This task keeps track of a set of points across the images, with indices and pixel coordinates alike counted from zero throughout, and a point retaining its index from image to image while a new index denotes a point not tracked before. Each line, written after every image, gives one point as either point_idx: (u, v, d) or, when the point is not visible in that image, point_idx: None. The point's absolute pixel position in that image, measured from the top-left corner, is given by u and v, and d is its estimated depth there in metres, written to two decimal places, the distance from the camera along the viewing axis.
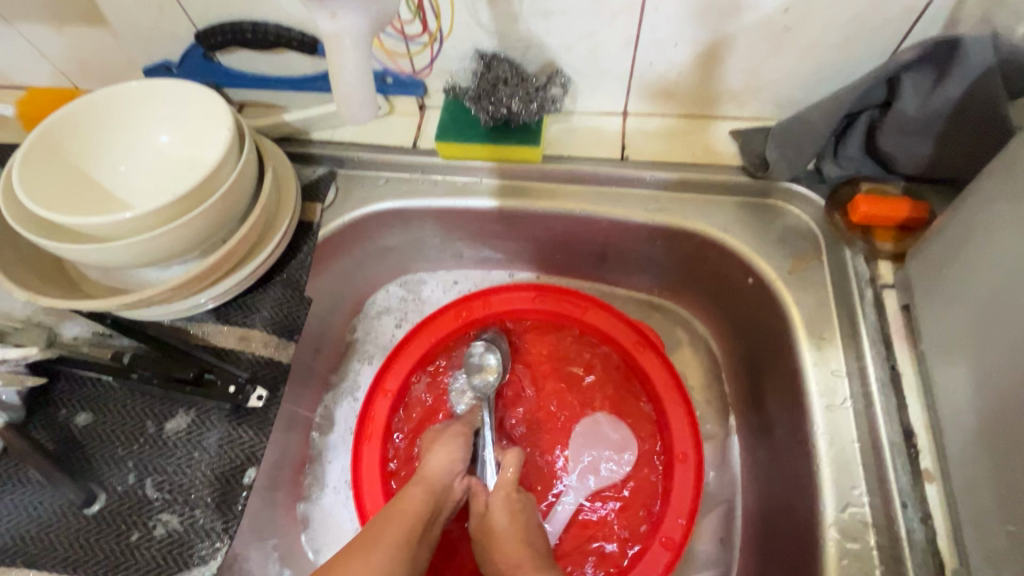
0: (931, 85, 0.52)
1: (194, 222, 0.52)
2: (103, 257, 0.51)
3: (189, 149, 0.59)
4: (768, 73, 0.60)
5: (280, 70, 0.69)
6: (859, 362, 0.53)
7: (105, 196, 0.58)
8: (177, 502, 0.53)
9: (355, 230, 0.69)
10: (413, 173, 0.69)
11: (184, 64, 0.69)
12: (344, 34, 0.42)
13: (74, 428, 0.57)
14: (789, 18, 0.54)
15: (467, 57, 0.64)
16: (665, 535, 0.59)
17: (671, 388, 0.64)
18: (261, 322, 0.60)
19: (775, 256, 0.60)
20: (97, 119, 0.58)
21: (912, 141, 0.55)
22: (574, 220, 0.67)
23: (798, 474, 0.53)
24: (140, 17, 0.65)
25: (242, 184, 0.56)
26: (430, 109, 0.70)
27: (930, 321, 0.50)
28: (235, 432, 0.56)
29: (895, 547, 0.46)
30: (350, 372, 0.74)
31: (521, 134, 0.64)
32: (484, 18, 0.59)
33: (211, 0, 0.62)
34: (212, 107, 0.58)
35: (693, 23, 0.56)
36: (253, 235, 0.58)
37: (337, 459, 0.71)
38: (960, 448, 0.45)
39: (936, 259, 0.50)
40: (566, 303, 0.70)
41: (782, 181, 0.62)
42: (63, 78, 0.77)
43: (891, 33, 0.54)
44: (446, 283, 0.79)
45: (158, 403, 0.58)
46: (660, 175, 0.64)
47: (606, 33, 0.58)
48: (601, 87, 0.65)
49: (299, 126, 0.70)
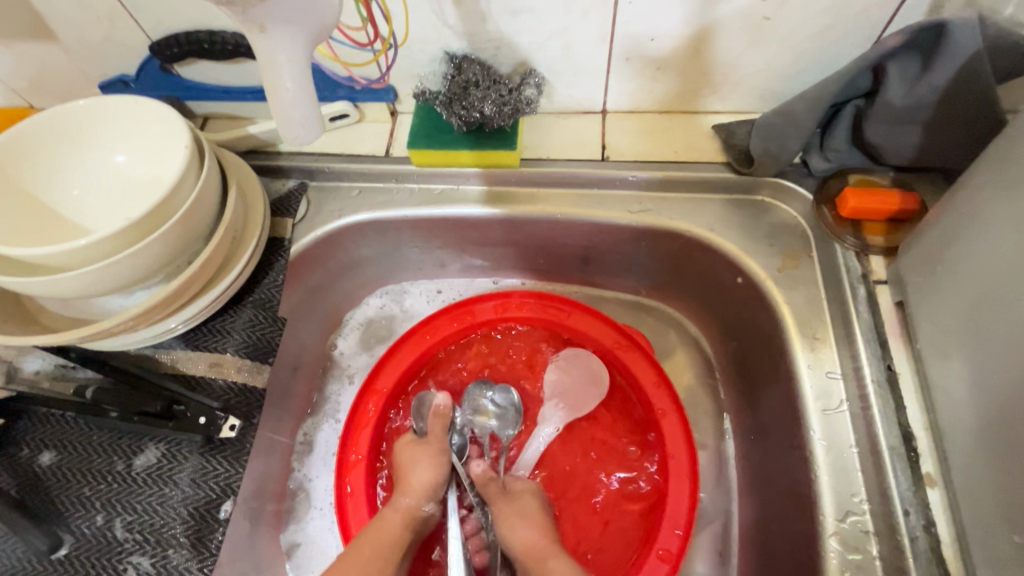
0: (917, 72, 0.50)
1: (152, 247, 0.49)
2: (55, 291, 0.48)
3: (147, 168, 0.56)
4: (749, 65, 0.58)
5: (242, 80, 0.66)
6: (854, 363, 0.51)
7: (59, 221, 0.55)
8: (149, 542, 0.51)
9: (329, 244, 0.66)
10: (386, 183, 0.67)
11: (141, 78, 0.66)
12: (278, 48, 0.38)
13: (39, 469, 0.54)
14: (768, 8, 0.52)
15: (436, 59, 0.61)
16: (662, 548, 0.57)
17: (660, 391, 0.63)
18: (233, 347, 0.57)
19: (765, 254, 0.58)
20: (46, 141, 0.55)
21: (901, 130, 0.53)
22: (555, 225, 0.65)
23: (796, 482, 0.52)
24: (91, 30, 0.62)
25: (201, 204, 0.52)
26: (403, 114, 0.68)
27: (925, 318, 0.48)
28: (209, 464, 0.53)
29: (898, 556, 0.45)
30: (330, 390, 0.72)
31: (497, 139, 0.61)
32: (451, 19, 0.56)
33: (162, 10, 0.59)
34: (168, 123, 0.55)
35: (668, 17, 0.54)
36: (218, 256, 0.55)
37: (322, 479, 0.68)
38: (961, 453, 0.43)
39: (928, 255, 0.48)
40: (549, 309, 0.68)
41: (768, 175, 0.60)
42: (16, 97, 0.73)
43: (875, 18, 0.52)
44: (428, 292, 0.76)
45: (126, 437, 0.55)
46: (643, 174, 0.62)
47: (578, 30, 0.56)
48: (578, 84, 0.62)
49: (266, 138, 0.67)
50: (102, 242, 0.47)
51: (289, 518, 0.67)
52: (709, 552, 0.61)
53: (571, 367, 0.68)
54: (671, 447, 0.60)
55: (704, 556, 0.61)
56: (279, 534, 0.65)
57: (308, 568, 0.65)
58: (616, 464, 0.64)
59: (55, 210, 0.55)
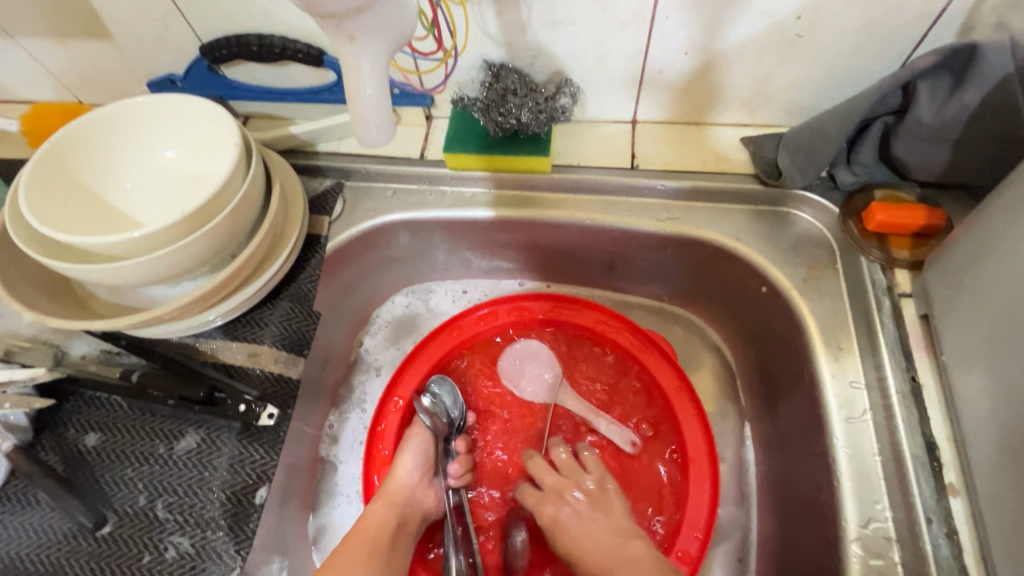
0: (948, 91, 0.51)
1: (202, 240, 0.51)
2: (111, 278, 0.50)
3: (196, 164, 0.59)
4: (779, 80, 0.59)
5: (285, 83, 0.69)
6: (877, 373, 0.52)
7: (112, 212, 0.58)
8: (189, 523, 0.52)
9: (362, 242, 0.68)
10: (420, 185, 0.69)
11: (188, 77, 0.69)
12: (363, 56, 0.40)
13: (84, 449, 0.56)
14: (802, 25, 0.54)
15: (474, 67, 0.63)
16: (683, 552, 0.58)
17: (683, 396, 0.64)
18: (270, 339, 0.59)
19: (790, 265, 0.59)
20: (103, 136, 0.57)
21: (928, 147, 0.55)
22: (583, 230, 0.66)
23: (817, 488, 0.53)
24: (145, 30, 0.64)
25: (250, 199, 0.55)
26: (437, 119, 0.70)
27: (950, 331, 0.49)
28: (247, 451, 0.55)
29: (920, 563, 0.45)
30: (357, 383, 0.74)
31: (530, 145, 0.63)
32: (492, 28, 0.58)
33: (215, 14, 0.61)
34: (219, 120, 0.57)
35: (703, 31, 0.56)
36: (261, 251, 0.57)
37: (350, 464, 0.70)
38: (984, 462, 0.44)
39: (955, 270, 0.49)
40: (574, 312, 0.70)
41: (795, 188, 0.61)
42: (66, 92, 0.76)
43: (906, 38, 0.53)
44: (455, 292, 0.78)
45: (168, 422, 0.57)
46: (671, 183, 0.63)
47: (615, 42, 0.58)
48: (610, 94, 0.64)
49: (305, 138, 0.70)
50: (156, 235, 0.49)
51: (315, 501, 0.69)
52: (728, 561, 0.62)
53: (572, 378, 0.70)
54: (692, 452, 0.61)
55: (723, 559, 0.62)
56: (307, 517, 0.67)
57: (331, 553, 0.67)
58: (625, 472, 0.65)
59: (108, 201, 0.58)
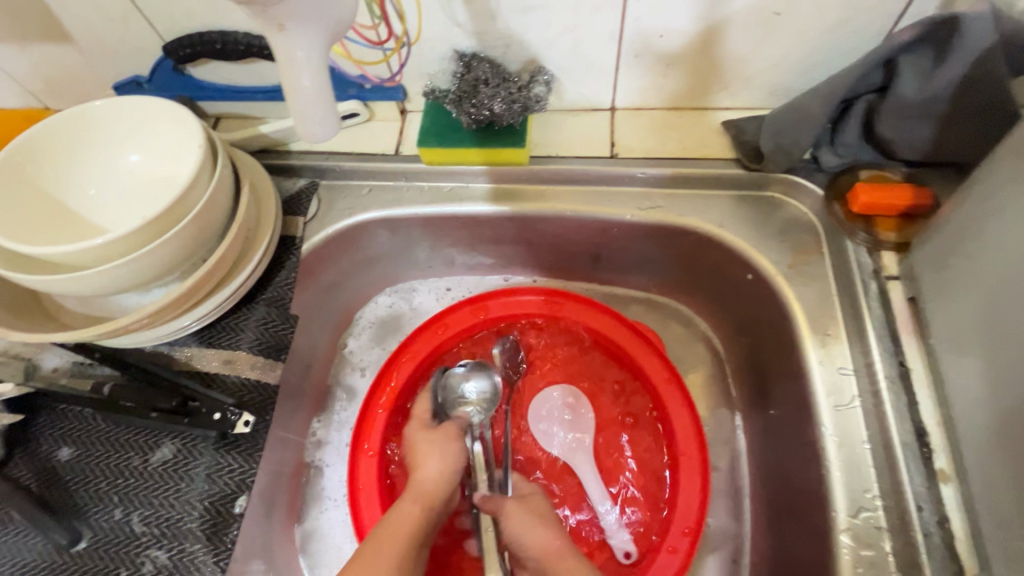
0: (930, 66, 0.50)
1: (167, 245, 0.50)
2: (75, 288, 0.49)
3: (163, 168, 0.57)
4: (759, 61, 0.58)
5: (253, 80, 0.67)
6: (866, 358, 0.51)
7: (76, 220, 0.56)
8: (166, 536, 0.51)
9: (339, 243, 0.67)
10: (397, 181, 0.67)
11: (153, 78, 0.67)
12: (297, 47, 0.38)
13: (57, 464, 0.55)
14: (779, 3, 0.52)
15: (445, 58, 0.61)
16: (670, 551, 0.57)
17: (671, 386, 0.63)
18: (247, 344, 0.58)
19: (775, 250, 0.58)
20: (63, 142, 0.56)
21: (912, 125, 0.53)
22: (564, 222, 0.65)
23: (807, 478, 0.52)
24: (106, 31, 0.63)
25: (217, 201, 0.53)
26: (412, 113, 0.68)
27: (937, 314, 0.48)
28: (224, 460, 0.54)
29: (911, 552, 0.44)
30: (342, 386, 0.73)
31: (506, 137, 0.61)
32: (461, 17, 0.56)
33: (176, 11, 0.59)
34: (184, 120, 0.55)
35: (679, 13, 0.54)
36: (232, 253, 0.56)
37: (337, 468, 0.69)
38: (975, 447, 0.43)
39: (941, 250, 0.48)
40: (558, 305, 0.68)
41: (779, 172, 0.60)
42: (33, 99, 0.74)
43: (886, 13, 0.52)
44: (438, 290, 0.77)
45: (143, 433, 0.56)
46: (652, 170, 0.62)
47: (588, 27, 0.56)
48: (587, 81, 0.62)
49: (278, 137, 0.68)
50: (119, 242, 0.47)
51: (302, 507, 0.68)
52: (721, 556, 0.61)
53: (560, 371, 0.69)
54: (682, 445, 0.60)
55: (716, 555, 0.61)
56: (294, 523, 0.66)
57: (319, 558, 0.66)
58: (614, 473, 0.64)
59: (73, 210, 0.56)
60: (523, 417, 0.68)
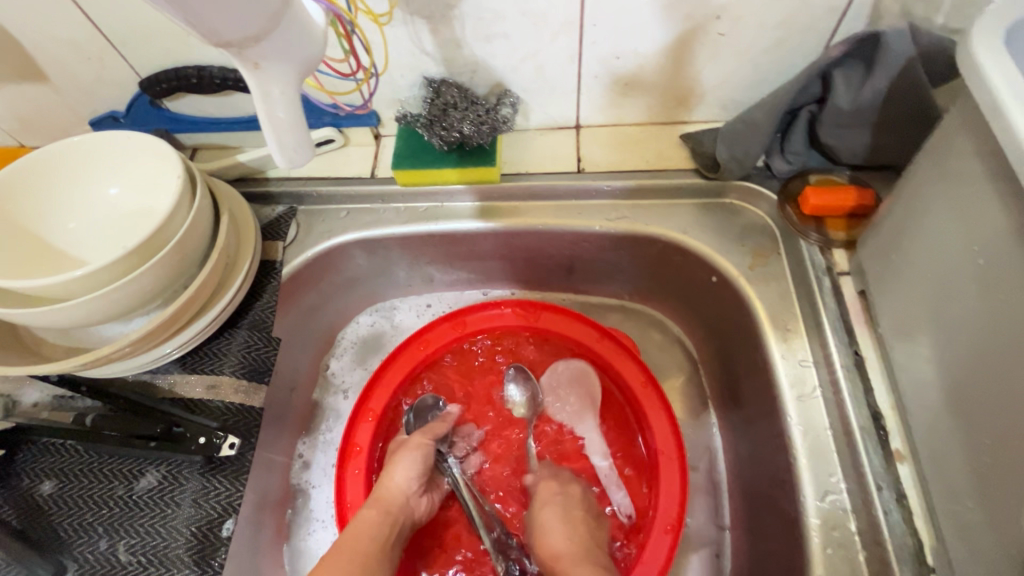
0: (861, 78, 0.54)
1: (149, 273, 0.51)
2: (56, 320, 0.49)
3: (141, 200, 0.58)
4: (709, 78, 0.62)
5: (229, 112, 0.69)
6: (824, 350, 0.54)
7: (56, 254, 0.57)
8: (153, 564, 0.51)
9: (320, 265, 0.69)
10: (374, 203, 0.69)
11: (130, 113, 0.69)
12: (271, 83, 0.40)
13: (39, 497, 0.55)
14: (723, 25, 0.56)
15: (415, 84, 0.64)
16: (653, 550, 0.58)
17: (646, 386, 0.65)
18: (230, 369, 0.59)
19: (736, 253, 0.61)
20: (43, 178, 0.57)
21: (850, 132, 0.57)
22: (537, 236, 0.68)
23: (777, 468, 0.54)
24: (82, 69, 0.64)
25: (196, 228, 0.54)
26: (386, 137, 0.71)
27: (884, 304, 0.51)
28: (210, 484, 0.54)
29: (875, 531, 0.47)
30: (326, 407, 0.73)
31: (476, 157, 0.64)
32: (428, 46, 0.60)
33: (152, 49, 0.61)
34: (163, 155, 0.57)
35: (632, 37, 0.58)
36: (214, 279, 0.57)
37: (323, 488, 0.70)
38: (924, 424, 0.46)
39: (885, 246, 0.51)
40: (535, 316, 0.70)
41: (734, 180, 0.63)
42: (7, 137, 0.75)
43: (820, 32, 0.56)
44: (419, 307, 0.79)
45: (127, 462, 0.56)
46: (617, 184, 0.65)
47: (548, 52, 0.60)
48: (552, 103, 0.66)
49: (255, 165, 0.70)
50: (101, 271, 0.48)
51: (290, 529, 0.68)
52: (703, 551, 0.63)
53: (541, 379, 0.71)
54: (660, 444, 0.62)
55: (699, 554, 0.63)
56: (281, 545, 0.66)
57: None
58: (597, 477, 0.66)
59: (51, 244, 0.57)
60: (507, 427, 0.70)
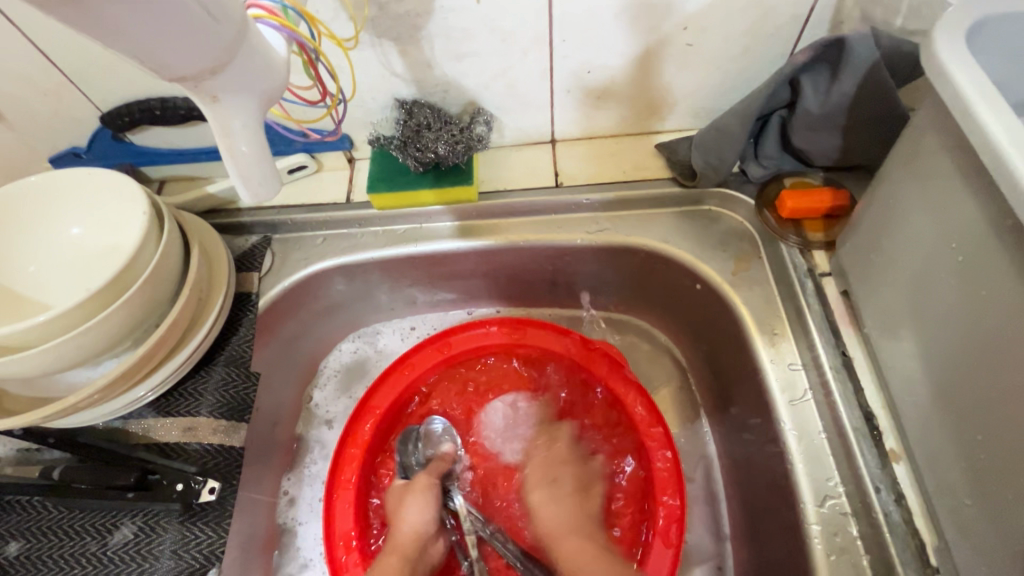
0: (828, 81, 0.55)
1: (117, 314, 0.48)
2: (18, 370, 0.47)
3: (106, 239, 0.56)
4: (680, 88, 0.62)
5: (196, 142, 0.67)
6: (812, 352, 0.54)
7: (16, 299, 0.54)
8: None
9: (298, 294, 0.67)
10: (351, 228, 0.68)
11: (92, 149, 0.66)
12: (232, 116, 0.39)
13: (4, 560, 0.52)
14: (690, 35, 0.57)
15: (387, 106, 0.63)
16: (655, 565, 0.57)
17: (638, 397, 0.64)
18: (207, 410, 0.56)
19: (718, 259, 0.61)
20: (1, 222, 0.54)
21: (822, 136, 0.58)
22: (519, 252, 0.67)
23: (774, 474, 0.53)
24: (39, 106, 0.62)
25: (165, 265, 0.52)
26: (360, 160, 0.70)
27: (868, 303, 0.52)
28: (190, 532, 0.52)
29: (877, 533, 0.46)
30: (311, 440, 0.71)
31: (453, 176, 0.64)
32: (397, 67, 0.59)
33: (111, 82, 0.60)
34: (127, 191, 0.55)
35: (602, 50, 0.58)
36: (187, 315, 0.55)
37: (311, 524, 0.67)
38: (916, 422, 0.46)
39: (864, 245, 0.52)
40: (522, 332, 0.69)
41: (711, 187, 0.64)
42: None
43: (785, 38, 0.57)
44: (403, 330, 0.77)
45: (101, 515, 0.53)
46: (596, 197, 0.65)
47: (520, 68, 0.59)
48: (526, 119, 0.66)
49: (226, 196, 0.68)
50: (64, 316, 0.46)
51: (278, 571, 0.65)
52: (707, 564, 0.61)
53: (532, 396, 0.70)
54: (657, 456, 0.61)
55: (702, 567, 0.61)
56: None
57: None
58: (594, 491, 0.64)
59: (11, 289, 0.54)
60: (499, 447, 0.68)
